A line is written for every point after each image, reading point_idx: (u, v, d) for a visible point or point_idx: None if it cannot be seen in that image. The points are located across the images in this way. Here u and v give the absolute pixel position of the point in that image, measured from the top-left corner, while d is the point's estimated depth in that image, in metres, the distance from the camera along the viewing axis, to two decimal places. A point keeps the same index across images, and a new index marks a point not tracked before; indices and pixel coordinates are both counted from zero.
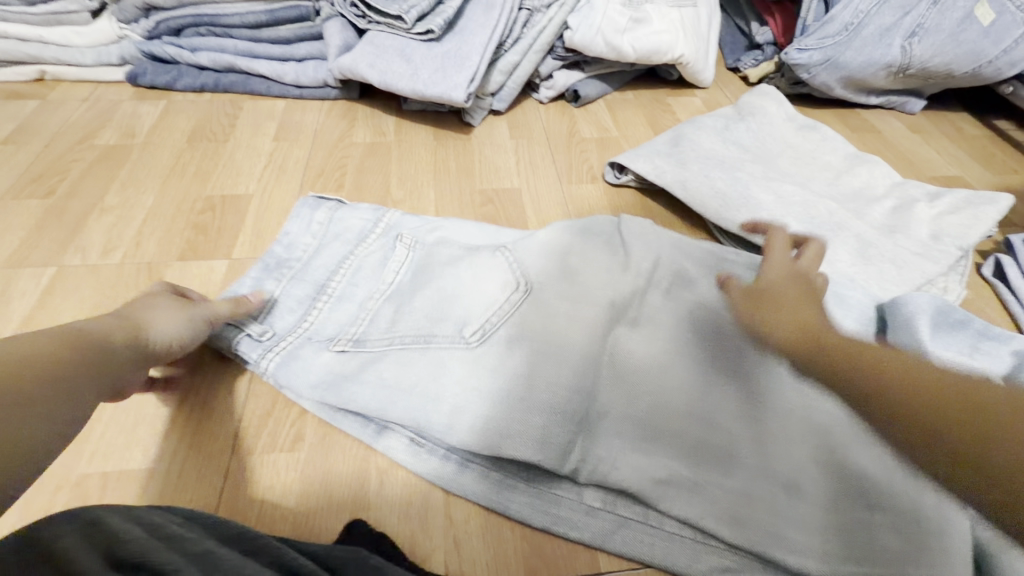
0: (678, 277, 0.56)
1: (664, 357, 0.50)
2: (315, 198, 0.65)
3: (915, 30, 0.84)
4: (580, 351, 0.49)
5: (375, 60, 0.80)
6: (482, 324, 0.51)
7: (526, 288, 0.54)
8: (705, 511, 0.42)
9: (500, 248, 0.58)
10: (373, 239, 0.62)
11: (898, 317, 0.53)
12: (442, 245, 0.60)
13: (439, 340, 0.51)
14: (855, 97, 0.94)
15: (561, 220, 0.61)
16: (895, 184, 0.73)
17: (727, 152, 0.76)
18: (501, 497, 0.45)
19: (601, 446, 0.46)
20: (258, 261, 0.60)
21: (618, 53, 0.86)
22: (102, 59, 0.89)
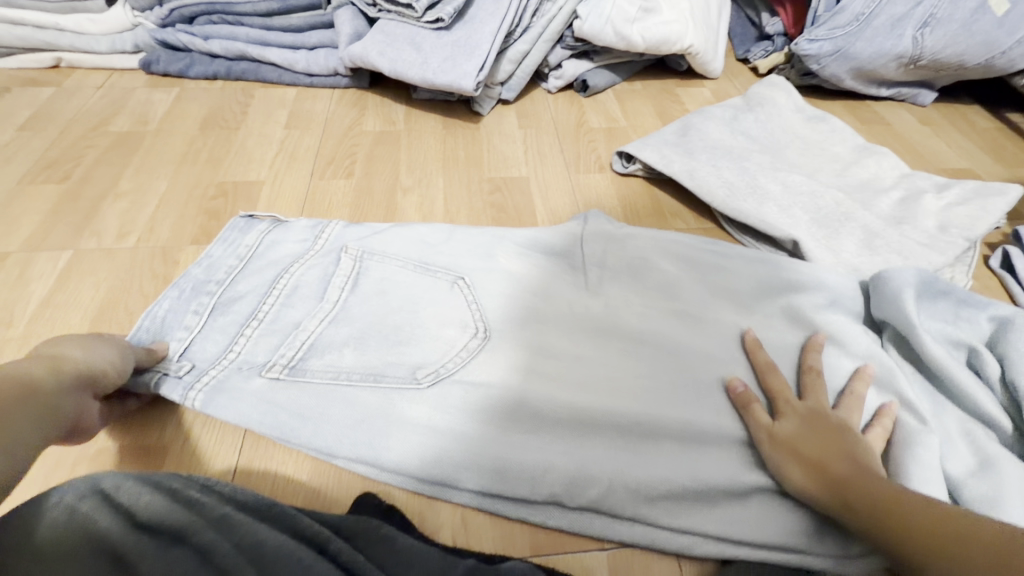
0: (645, 276, 0.59)
1: (641, 353, 0.52)
2: (245, 219, 0.62)
3: (928, 21, 0.84)
4: (553, 362, 0.51)
5: (385, 48, 0.81)
6: (438, 368, 0.50)
7: (483, 334, 0.52)
8: (701, 519, 0.43)
9: (458, 281, 0.57)
10: (310, 258, 0.58)
11: (881, 292, 0.55)
12: (392, 265, 0.58)
13: (390, 380, 0.49)
14: (865, 89, 0.93)
15: (530, 237, 0.62)
16: (903, 176, 0.73)
17: (735, 143, 0.76)
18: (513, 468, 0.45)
19: (590, 464, 0.45)
20: (173, 286, 0.55)
21: (627, 43, 0.85)
22: (117, 47, 0.90)
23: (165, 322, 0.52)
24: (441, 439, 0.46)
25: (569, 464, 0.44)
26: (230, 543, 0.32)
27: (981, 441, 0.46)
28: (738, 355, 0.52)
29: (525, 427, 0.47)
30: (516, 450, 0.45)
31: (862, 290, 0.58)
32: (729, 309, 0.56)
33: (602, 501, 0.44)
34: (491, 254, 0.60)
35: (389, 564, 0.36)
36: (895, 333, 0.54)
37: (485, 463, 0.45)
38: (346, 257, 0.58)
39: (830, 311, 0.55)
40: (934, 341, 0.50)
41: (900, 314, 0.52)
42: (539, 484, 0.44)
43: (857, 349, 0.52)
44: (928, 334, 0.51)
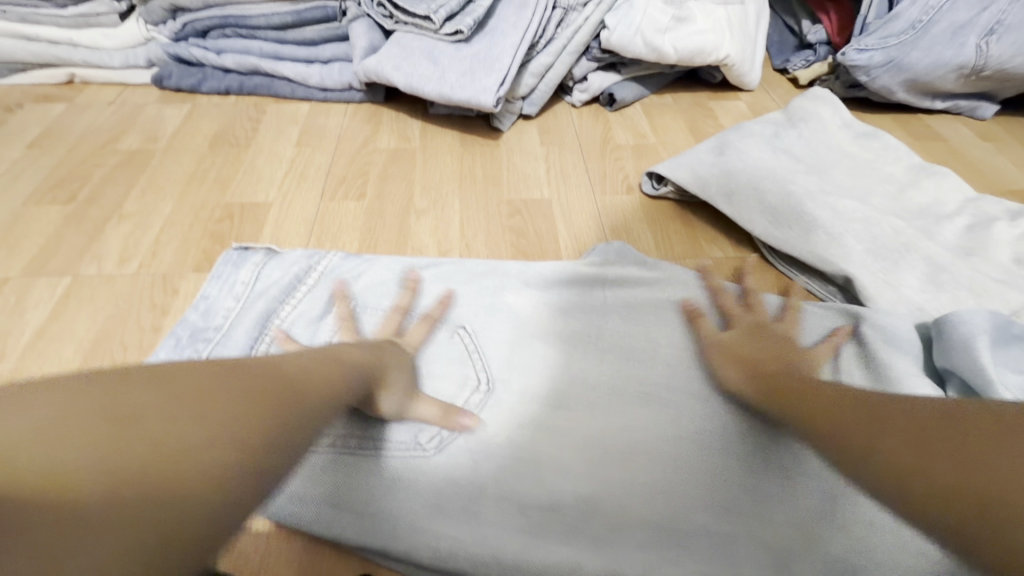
0: (675, 321, 0.53)
1: (665, 411, 0.47)
2: (239, 250, 0.59)
3: (994, 28, 0.76)
4: (575, 423, 0.46)
5: (401, 62, 0.77)
6: (440, 431, 0.45)
7: (488, 387, 0.48)
8: None
9: (458, 329, 0.52)
10: (305, 299, 0.54)
11: (947, 339, 0.48)
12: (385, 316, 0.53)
13: (391, 449, 0.44)
14: (918, 101, 0.86)
15: (541, 272, 0.57)
16: (969, 200, 0.66)
17: (777, 162, 0.70)
18: (532, 556, 0.39)
19: (621, 560, 0.39)
20: (169, 334, 0.52)
21: (658, 54, 0.80)
22: (130, 61, 0.89)
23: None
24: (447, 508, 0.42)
25: (600, 563, 0.39)
26: None
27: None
28: None
29: (546, 499, 0.42)
30: (531, 541, 0.40)
31: (921, 335, 0.52)
32: None
33: None
34: (500, 294, 0.55)
35: None
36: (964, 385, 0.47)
37: (482, 546, 0.40)
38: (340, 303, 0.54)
39: (888, 360, 0.49)
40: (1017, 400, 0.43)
41: (977, 366, 0.45)
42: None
43: None
44: (1009, 392, 0.44)
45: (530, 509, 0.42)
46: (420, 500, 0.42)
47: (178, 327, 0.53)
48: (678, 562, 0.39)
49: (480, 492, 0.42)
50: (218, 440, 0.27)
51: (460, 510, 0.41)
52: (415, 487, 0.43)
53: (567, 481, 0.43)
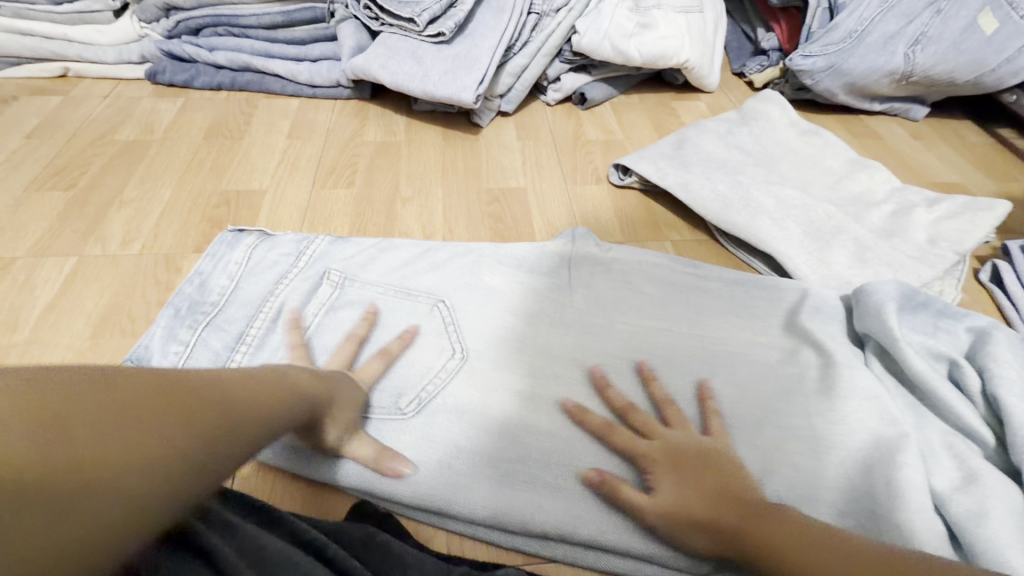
0: (632, 296, 0.60)
1: (622, 373, 0.54)
2: (234, 233, 0.64)
3: (919, 38, 0.85)
4: (543, 385, 0.53)
5: (387, 61, 0.83)
6: (419, 395, 0.51)
7: (462, 354, 0.54)
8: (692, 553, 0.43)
9: (438, 303, 0.58)
10: (295, 279, 0.59)
11: (864, 305, 0.56)
12: (372, 291, 0.59)
13: (372, 410, 0.50)
14: (858, 103, 0.95)
15: (514, 256, 0.63)
16: (894, 190, 0.75)
17: (729, 156, 0.78)
18: (505, 499, 0.45)
19: (577, 502, 0.45)
20: (169, 306, 0.57)
21: (625, 58, 0.87)
22: (124, 57, 0.92)
23: (159, 346, 0.53)
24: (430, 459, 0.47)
25: (560, 505, 0.45)
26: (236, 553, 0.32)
27: (964, 453, 0.46)
28: (722, 382, 0.53)
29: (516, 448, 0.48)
30: (500, 489, 0.46)
31: (844, 304, 0.60)
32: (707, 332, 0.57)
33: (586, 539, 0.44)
34: (476, 274, 0.61)
35: (386, 570, 0.37)
36: (877, 345, 0.54)
37: (488, 496, 0.45)
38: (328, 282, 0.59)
39: (813, 324, 0.57)
40: (916, 354, 0.51)
41: (885, 327, 0.52)
42: (529, 518, 0.45)
43: (840, 361, 0.53)
44: (910, 348, 0.51)
45: (503, 454, 0.48)
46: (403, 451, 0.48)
47: (175, 299, 0.57)
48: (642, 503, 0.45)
49: (456, 445, 0.48)
50: (105, 441, 0.28)
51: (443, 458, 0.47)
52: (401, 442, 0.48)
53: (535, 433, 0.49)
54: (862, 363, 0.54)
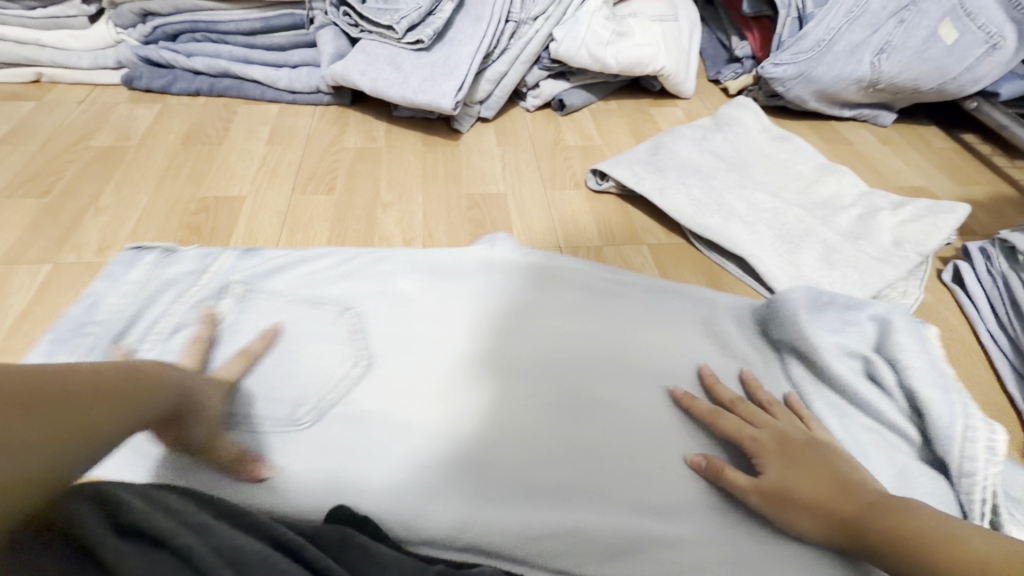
0: (575, 299, 0.59)
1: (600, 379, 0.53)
2: (133, 250, 0.61)
3: (884, 47, 0.89)
4: (518, 389, 0.52)
5: (367, 68, 0.83)
6: (316, 404, 0.50)
7: (366, 362, 0.53)
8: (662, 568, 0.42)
9: (346, 311, 0.57)
10: (192, 294, 0.57)
11: (778, 313, 0.55)
12: (278, 300, 0.57)
13: (265, 427, 0.48)
14: (828, 110, 0.98)
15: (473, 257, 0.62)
16: (862, 194, 0.77)
17: (703, 161, 0.80)
18: (475, 515, 0.44)
19: (536, 518, 0.44)
20: (54, 328, 0.54)
21: (602, 65, 0.89)
22: (99, 63, 0.91)
23: None
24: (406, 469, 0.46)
25: (518, 520, 0.44)
26: (208, 547, 0.31)
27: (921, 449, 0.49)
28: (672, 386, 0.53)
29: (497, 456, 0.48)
30: (470, 506, 0.44)
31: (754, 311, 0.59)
32: (661, 337, 0.57)
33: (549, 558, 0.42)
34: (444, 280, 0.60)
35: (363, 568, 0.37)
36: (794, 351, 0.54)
37: (499, 517, 0.44)
38: (229, 293, 0.57)
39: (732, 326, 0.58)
40: (835, 357, 0.52)
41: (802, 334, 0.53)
42: (492, 536, 0.43)
43: None
44: (829, 351, 0.52)
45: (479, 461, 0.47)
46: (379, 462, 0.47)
47: (60, 323, 0.54)
48: (647, 518, 0.44)
49: (431, 450, 0.47)
50: None
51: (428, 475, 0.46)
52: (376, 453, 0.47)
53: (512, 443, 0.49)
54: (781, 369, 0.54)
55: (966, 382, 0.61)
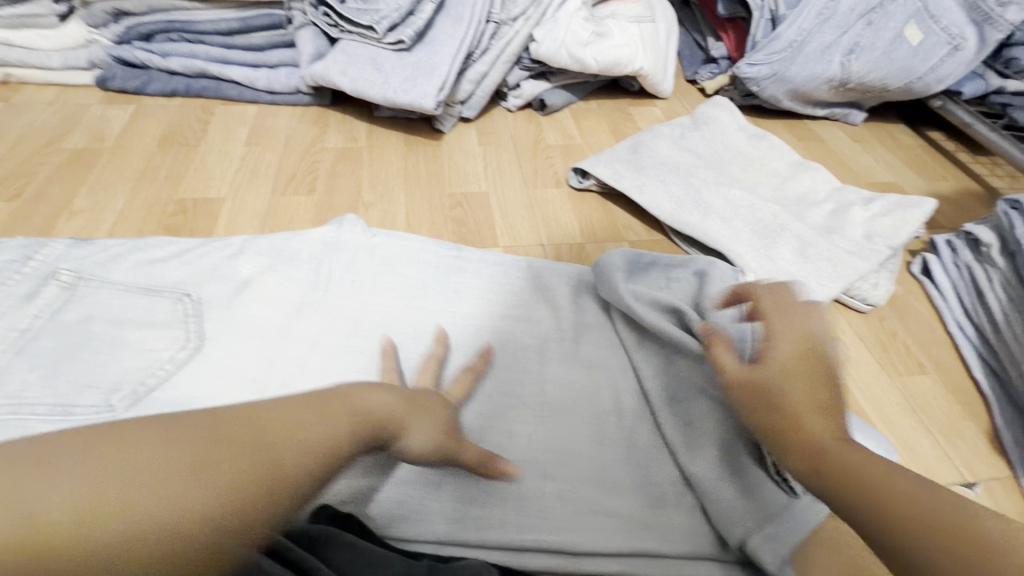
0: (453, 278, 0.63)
1: (570, 368, 0.56)
2: None
3: (853, 48, 0.92)
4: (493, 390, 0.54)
5: (347, 68, 0.83)
6: (135, 389, 0.49)
7: (196, 344, 0.53)
8: (598, 539, 0.45)
9: (183, 297, 0.56)
10: (15, 286, 0.55)
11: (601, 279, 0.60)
12: (110, 289, 0.56)
13: (81, 412, 0.47)
14: (802, 109, 1.01)
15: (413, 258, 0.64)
16: (835, 190, 0.80)
17: (681, 159, 0.82)
18: (476, 514, 0.46)
19: (472, 504, 0.46)
20: None
21: (581, 65, 0.90)
22: (70, 63, 0.89)
23: None
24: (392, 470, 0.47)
25: (458, 506, 0.46)
26: None
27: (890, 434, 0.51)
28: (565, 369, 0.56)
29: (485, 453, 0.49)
30: (468, 504, 0.46)
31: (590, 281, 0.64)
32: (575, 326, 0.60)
33: (498, 544, 0.44)
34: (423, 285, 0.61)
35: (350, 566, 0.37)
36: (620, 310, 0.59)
37: (472, 491, 0.47)
38: (57, 282, 0.55)
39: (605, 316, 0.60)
40: (647, 310, 0.55)
41: (614, 292, 0.57)
42: (465, 524, 0.45)
43: None
44: (638, 305, 0.55)
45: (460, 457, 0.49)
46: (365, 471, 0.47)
47: None
48: (604, 493, 0.48)
49: None
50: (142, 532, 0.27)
51: (415, 476, 0.47)
52: None
53: (499, 437, 0.51)
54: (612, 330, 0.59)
55: (936, 369, 0.63)
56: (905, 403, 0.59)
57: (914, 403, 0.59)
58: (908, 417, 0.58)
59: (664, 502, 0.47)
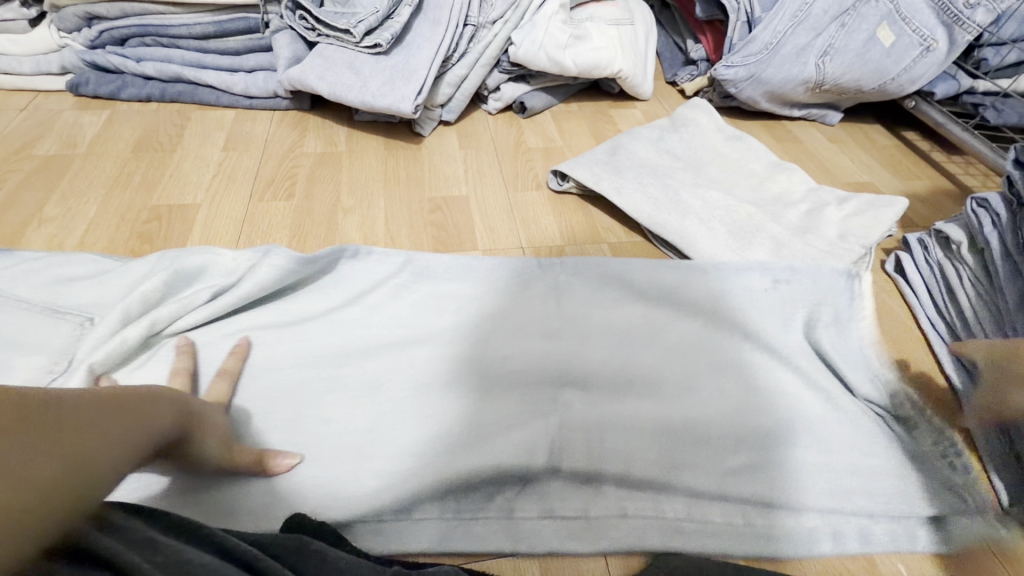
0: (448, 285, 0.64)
1: (528, 373, 0.56)
2: None
3: (827, 50, 0.93)
4: (467, 396, 0.54)
5: (324, 72, 0.82)
6: None
7: (66, 366, 0.51)
8: (490, 534, 0.46)
9: (85, 321, 0.55)
10: None
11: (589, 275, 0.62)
12: (16, 308, 0.56)
13: None
14: (779, 110, 1.02)
15: (261, 282, 0.58)
16: (810, 190, 0.81)
17: (660, 161, 0.82)
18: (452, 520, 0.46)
19: (395, 495, 0.47)
20: None
21: (560, 68, 0.90)
22: (42, 68, 0.88)
23: None
24: (368, 480, 0.48)
25: (404, 504, 0.46)
26: (150, 561, 0.32)
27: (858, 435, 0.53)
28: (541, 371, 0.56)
29: (458, 461, 0.49)
30: (400, 501, 0.46)
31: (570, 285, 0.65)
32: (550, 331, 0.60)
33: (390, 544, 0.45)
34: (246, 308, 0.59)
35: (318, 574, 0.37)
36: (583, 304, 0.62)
37: (406, 490, 0.47)
38: None
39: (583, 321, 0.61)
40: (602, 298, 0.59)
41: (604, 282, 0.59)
42: (428, 518, 0.46)
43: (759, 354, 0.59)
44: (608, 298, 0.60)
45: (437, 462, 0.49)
46: (341, 481, 0.47)
47: None
48: (515, 492, 0.48)
49: (393, 457, 0.49)
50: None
51: (391, 482, 0.47)
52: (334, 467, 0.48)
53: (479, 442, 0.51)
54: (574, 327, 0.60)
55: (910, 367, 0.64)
56: None
57: None
58: None
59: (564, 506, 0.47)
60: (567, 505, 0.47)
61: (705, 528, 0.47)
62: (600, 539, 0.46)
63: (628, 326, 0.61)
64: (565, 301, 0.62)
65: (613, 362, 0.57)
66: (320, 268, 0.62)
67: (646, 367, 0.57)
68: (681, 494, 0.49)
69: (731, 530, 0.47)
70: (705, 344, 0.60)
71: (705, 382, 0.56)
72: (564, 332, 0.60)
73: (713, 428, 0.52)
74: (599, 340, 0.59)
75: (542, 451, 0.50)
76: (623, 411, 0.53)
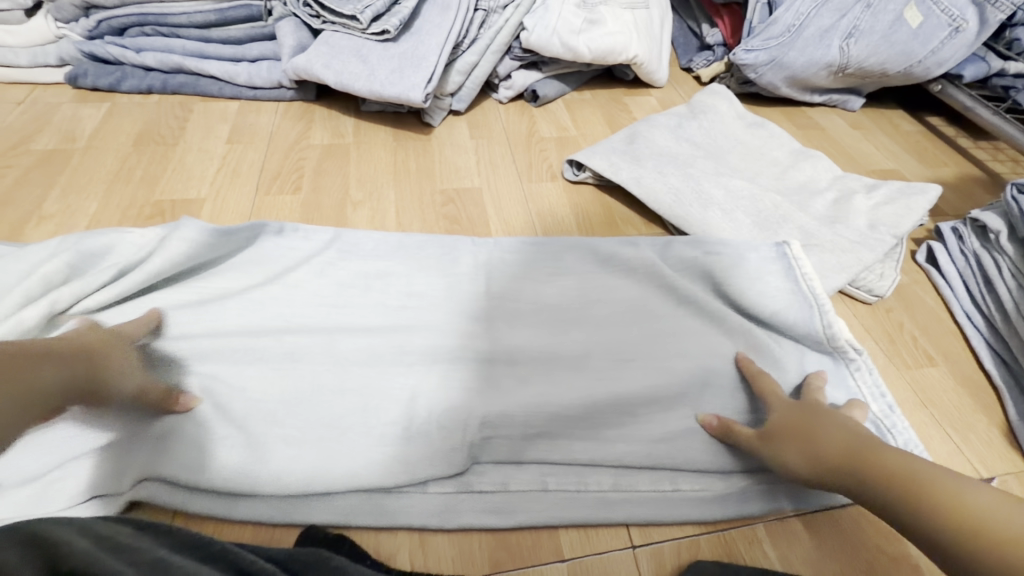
0: (451, 275, 0.61)
1: (518, 367, 0.53)
2: None
3: (852, 31, 0.89)
4: (479, 395, 0.51)
5: (331, 60, 0.79)
6: None
7: None
8: (431, 511, 0.46)
9: None
10: None
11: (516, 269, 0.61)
12: None
13: None
14: (799, 96, 0.98)
15: (172, 257, 0.55)
16: (836, 178, 0.77)
17: (679, 149, 0.79)
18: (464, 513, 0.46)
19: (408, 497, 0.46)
20: None
21: (574, 54, 0.87)
22: (39, 60, 0.86)
23: None
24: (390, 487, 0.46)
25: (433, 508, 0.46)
26: None
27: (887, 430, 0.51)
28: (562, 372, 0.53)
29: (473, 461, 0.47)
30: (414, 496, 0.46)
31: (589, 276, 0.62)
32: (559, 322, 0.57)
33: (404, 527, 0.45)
34: (156, 286, 0.55)
35: None
36: (519, 273, 0.61)
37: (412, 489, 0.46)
38: None
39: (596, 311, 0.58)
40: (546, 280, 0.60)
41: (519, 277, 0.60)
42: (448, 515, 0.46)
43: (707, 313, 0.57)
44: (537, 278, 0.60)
45: (454, 464, 0.47)
46: (363, 485, 0.46)
47: None
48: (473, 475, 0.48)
49: (408, 462, 0.47)
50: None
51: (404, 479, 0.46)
52: (351, 474, 0.46)
53: (497, 443, 0.49)
54: (534, 307, 0.58)
55: (945, 360, 0.62)
56: (918, 399, 0.58)
57: (926, 397, 0.58)
58: (919, 411, 0.56)
59: (555, 492, 0.48)
60: (485, 479, 0.48)
61: (678, 509, 0.47)
62: (515, 513, 0.46)
63: (560, 300, 0.59)
64: (504, 275, 0.61)
65: (536, 341, 0.55)
66: (228, 247, 0.59)
67: (570, 343, 0.55)
68: (603, 466, 0.49)
69: (654, 498, 0.48)
70: (637, 304, 0.58)
71: (641, 354, 0.54)
72: (500, 315, 0.57)
73: (637, 399, 0.51)
74: (528, 321, 0.57)
75: (500, 427, 0.50)
76: (545, 386, 0.52)
